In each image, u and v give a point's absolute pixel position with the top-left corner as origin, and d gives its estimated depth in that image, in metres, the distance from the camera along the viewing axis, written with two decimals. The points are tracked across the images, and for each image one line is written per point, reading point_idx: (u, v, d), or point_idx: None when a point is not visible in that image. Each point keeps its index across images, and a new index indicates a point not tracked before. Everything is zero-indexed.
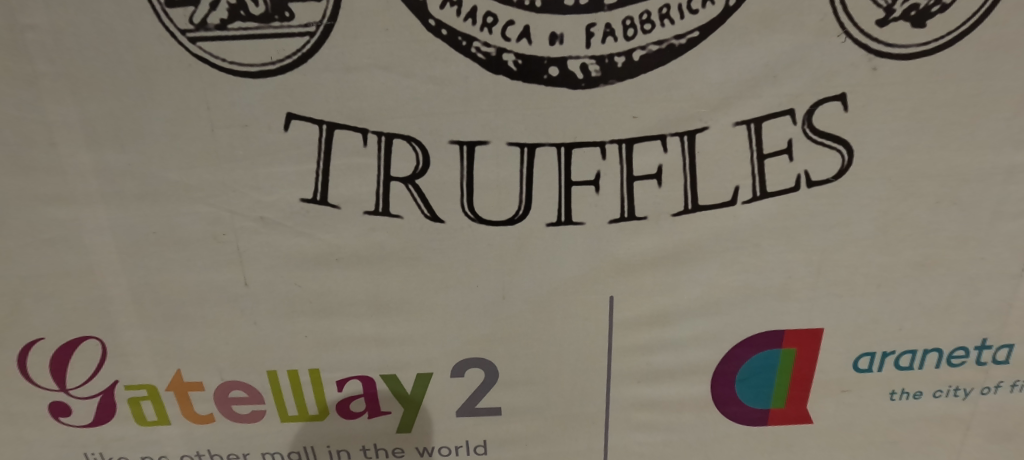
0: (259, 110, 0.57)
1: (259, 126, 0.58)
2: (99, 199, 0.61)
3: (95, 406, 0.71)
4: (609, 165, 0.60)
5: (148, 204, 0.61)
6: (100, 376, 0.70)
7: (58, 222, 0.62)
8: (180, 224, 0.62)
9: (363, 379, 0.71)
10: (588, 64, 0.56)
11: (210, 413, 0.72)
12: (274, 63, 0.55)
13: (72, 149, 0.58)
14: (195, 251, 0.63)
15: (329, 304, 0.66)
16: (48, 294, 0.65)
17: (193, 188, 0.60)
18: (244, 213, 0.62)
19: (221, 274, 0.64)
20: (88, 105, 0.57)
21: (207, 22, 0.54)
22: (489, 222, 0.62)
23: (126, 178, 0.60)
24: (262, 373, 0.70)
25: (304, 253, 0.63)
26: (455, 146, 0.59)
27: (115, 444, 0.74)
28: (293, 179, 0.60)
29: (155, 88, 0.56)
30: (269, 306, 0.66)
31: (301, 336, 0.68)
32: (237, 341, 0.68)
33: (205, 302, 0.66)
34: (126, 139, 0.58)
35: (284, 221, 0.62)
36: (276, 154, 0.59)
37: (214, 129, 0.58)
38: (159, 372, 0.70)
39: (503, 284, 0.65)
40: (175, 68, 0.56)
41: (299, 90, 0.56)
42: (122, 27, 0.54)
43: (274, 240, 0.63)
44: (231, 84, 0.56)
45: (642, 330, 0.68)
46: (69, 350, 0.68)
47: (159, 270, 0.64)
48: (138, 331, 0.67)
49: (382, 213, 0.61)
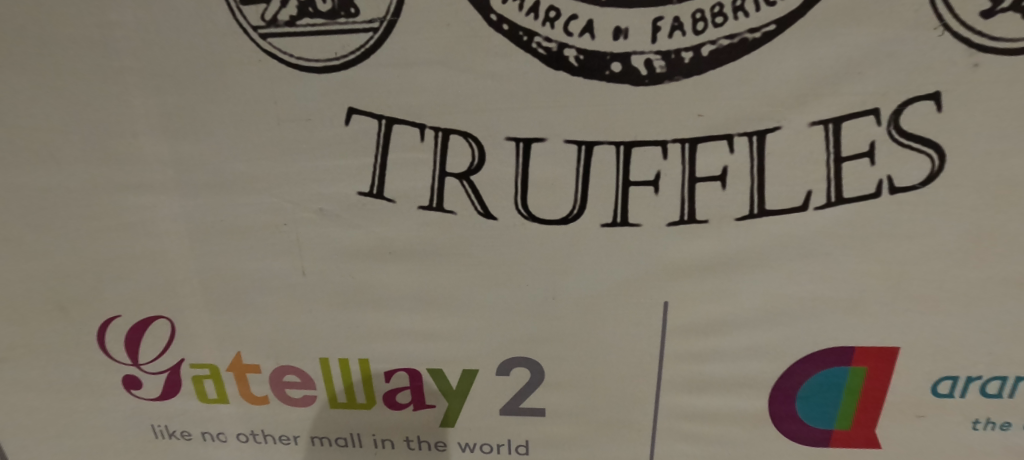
0: (323, 105, 0.59)
1: (321, 120, 0.59)
2: (171, 187, 0.64)
3: (163, 382, 0.75)
4: (670, 165, 0.58)
5: (216, 193, 0.64)
6: (168, 353, 0.74)
7: (135, 209, 0.65)
8: (244, 214, 0.64)
9: (410, 372, 0.72)
10: (653, 60, 0.54)
11: (265, 395, 0.75)
12: (339, 58, 0.57)
13: (151, 140, 0.62)
14: (256, 239, 0.66)
15: (382, 296, 0.67)
16: (122, 275, 0.69)
17: (257, 179, 0.63)
18: (304, 205, 0.64)
19: (279, 262, 0.67)
20: (166, 98, 0.60)
21: (277, 19, 0.56)
22: (542, 220, 0.61)
23: (196, 168, 0.63)
24: (313, 359, 0.72)
25: (359, 245, 0.65)
26: (511, 142, 0.58)
27: (178, 418, 0.78)
28: (352, 173, 0.61)
29: (227, 84, 0.59)
30: (324, 295, 0.68)
31: (353, 325, 0.69)
32: (293, 328, 0.70)
33: (265, 289, 0.68)
34: (198, 131, 0.61)
35: (342, 214, 0.63)
36: (337, 148, 0.60)
37: (279, 123, 0.60)
38: (220, 354, 0.73)
39: (555, 283, 0.64)
40: (245, 63, 0.58)
41: (361, 86, 0.58)
42: (199, 24, 0.57)
43: (331, 232, 0.65)
44: (297, 80, 0.58)
45: (698, 338, 0.66)
46: (142, 327, 0.72)
47: (223, 256, 0.67)
48: (202, 314, 0.71)
49: (436, 209, 0.62)
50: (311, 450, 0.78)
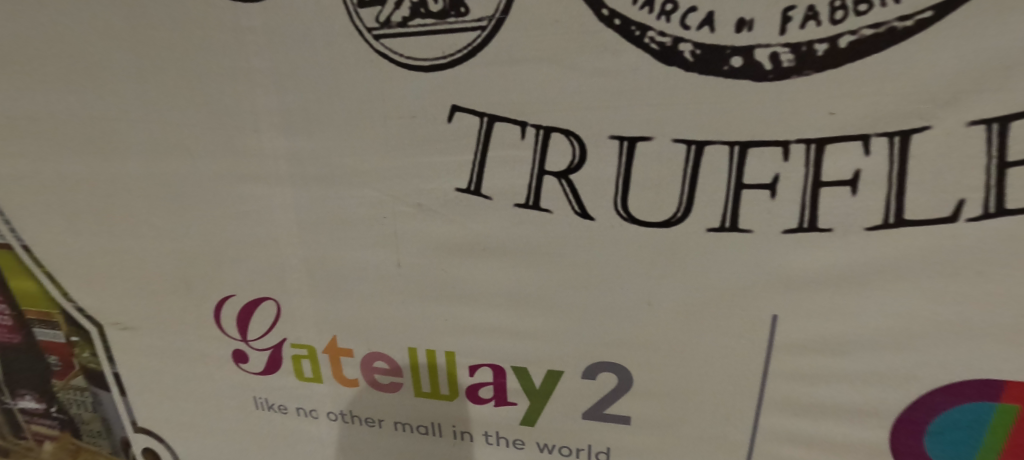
0: (428, 103, 0.61)
1: (425, 118, 0.61)
2: (286, 179, 0.69)
3: (267, 358, 0.81)
4: (791, 167, 0.54)
5: (326, 185, 0.68)
6: (273, 333, 0.79)
7: (254, 197, 0.71)
8: (349, 205, 0.68)
9: (494, 368, 0.73)
10: (780, 53, 0.51)
11: (356, 379, 0.79)
12: (446, 57, 0.58)
13: (271, 134, 0.67)
14: (359, 230, 0.69)
15: (474, 290, 0.69)
16: (240, 258, 0.75)
17: (363, 173, 0.66)
18: (405, 198, 0.66)
19: (378, 252, 0.70)
20: (286, 96, 0.65)
21: (390, 21, 0.58)
22: (642, 222, 0.59)
23: (309, 161, 0.67)
24: (403, 347, 0.75)
25: (454, 240, 0.66)
26: (614, 141, 0.57)
27: (279, 393, 0.84)
28: (451, 169, 0.63)
29: (341, 82, 0.62)
30: (418, 286, 0.70)
31: (444, 318, 0.71)
32: (387, 316, 0.73)
33: (363, 277, 0.72)
34: (313, 126, 0.65)
35: (440, 209, 0.65)
36: (439, 144, 0.62)
37: (386, 120, 0.63)
38: (318, 337, 0.77)
39: (650, 289, 0.62)
40: (358, 63, 0.61)
41: (466, 84, 0.59)
42: (318, 27, 0.61)
43: (428, 226, 0.67)
44: (405, 79, 0.60)
45: (807, 357, 0.62)
46: (253, 307, 0.78)
47: (328, 244, 0.71)
48: (306, 298, 0.75)
49: (532, 207, 0.62)
50: (394, 434, 0.82)
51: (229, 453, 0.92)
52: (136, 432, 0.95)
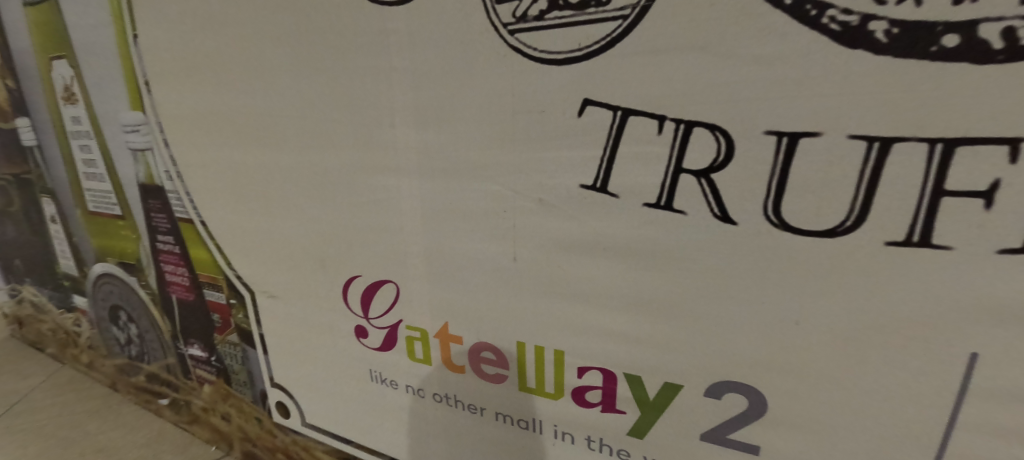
0: (558, 97, 0.59)
1: (554, 112, 0.60)
2: (413, 169, 0.71)
3: (383, 336, 0.85)
4: (1017, 172, 0.45)
5: (449, 177, 0.69)
6: (390, 314, 0.82)
7: (382, 186, 0.74)
8: (471, 198, 0.68)
9: (604, 373, 0.69)
10: (1017, 27, 0.42)
11: (463, 366, 0.80)
12: (582, 49, 0.56)
13: (401, 124, 0.69)
14: (477, 223, 0.69)
15: (592, 292, 0.66)
16: (365, 242, 0.79)
17: (485, 167, 0.66)
18: (526, 194, 0.65)
19: (496, 246, 0.69)
20: (418, 89, 0.66)
21: (527, 14, 0.57)
22: (799, 230, 0.53)
23: (435, 153, 0.68)
24: (512, 341, 0.74)
25: (575, 239, 0.64)
26: (771, 137, 0.51)
27: (392, 371, 0.87)
28: (577, 166, 0.61)
29: (472, 75, 0.62)
30: (534, 283, 0.69)
31: (557, 317, 0.69)
32: (500, 310, 0.73)
33: (479, 270, 0.72)
34: (441, 119, 0.66)
35: (561, 205, 0.63)
36: (566, 139, 0.60)
37: (514, 115, 0.62)
38: (431, 322, 0.79)
39: (799, 306, 0.56)
40: (491, 57, 0.61)
41: (602, 76, 0.56)
42: (455, 21, 0.61)
43: (549, 222, 0.65)
44: (537, 72, 0.59)
45: (999, 405, 0.52)
46: (374, 287, 0.82)
47: (447, 236, 0.72)
48: (422, 285, 0.77)
49: (663, 207, 0.58)
50: (494, 424, 0.82)
51: (344, 423, 0.98)
52: (270, 385, 1.05)
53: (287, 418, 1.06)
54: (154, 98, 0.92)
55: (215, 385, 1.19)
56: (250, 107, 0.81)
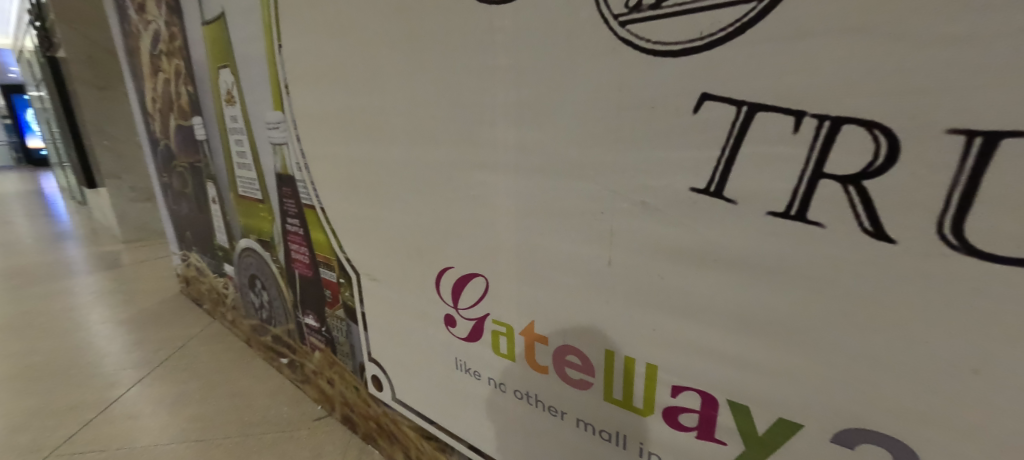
0: (666, 94, 0.71)
1: (664, 107, 0.72)
2: (513, 167, 0.91)
3: (470, 327, 1.11)
4: None
5: (545, 175, 0.88)
6: (478, 305, 1.07)
7: (480, 182, 0.97)
8: (568, 199, 0.86)
9: (703, 397, 0.81)
10: None
11: (545, 366, 1.00)
12: (705, 35, 0.66)
13: (500, 125, 0.91)
14: (562, 221, 0.88)
15: (691, 301, 0.77)
16: (465, 235, 1.03)
17: (571, 164, 0.84)
18: (628, 195, 0.79)
19: (591, 250, 0.86)
20: (522, 87, 0.87)
21: (641, 5, 0.71)
22: (986, 251, 0.56)
23: (531, 151, 0.88)
24: (601, 349, 0.91)
25: (670, 242, 0.77)
26: (957, 137, 0.54)
27: (472, 357, 1.13)
28: (691, 168, 0.72)
29: (591, 71, 0.78)
30: (636, 288, 0.83)
31: (663, 328, 0.82)
32: (597, 310, 0.89)
33: (570, 270, 0.90)
34: (543, 115, 0.85)
35: (664, 208, 0.76)
36: (671, 137, 0.72)
37: (619, 110, 0.76)
38: (517, 319, 1.01)
39: (942, 324, 0.60)
40: (607, 53, 0.75)
41: (728, 78, 0.66)
42: (582, 23, 0.77)
43: (645, 226, 0.78)
44: (648, 64, 0.72)
45: None
46: (462, 280, 1.07)
47: (538, 228, 0.92)
48: (512, 282, 0.99)
49: (798, 219, 0.65)
50: (573, 428, 1.01)
51: (448, 406, 1.26)
52: (368, 361, 1.46)
53: (381, 392, 1.47)
54: (290, 100, 1.33)
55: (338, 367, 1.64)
56: (348, 104, 1.16)
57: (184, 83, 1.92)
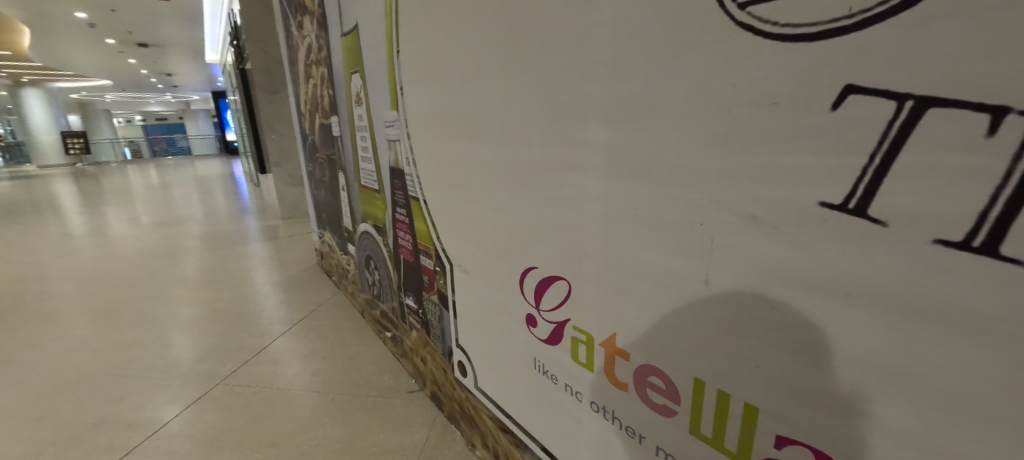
0: (794, 89, 0.69)
1: (788, 103, 0.70)
2: (610, 170, 0.95)
3: (552, 330, 1.18)
4: None
5: (643, 182, 0.90)
6: (557, 309, 1.15)
7: (560, 181, 1.06)
8: (677, 212, 0.86)
9: (813, 453, 0.78)
10: None
11: (627, 384, 1.03)
12: (850, 19, 0.63)
13: (590, 122, 0.96)
14: (674, 235, 0.87)
15: (808, 333, 0.75)
16: (577, 247, 1.05)
17: (696, 174, 0.82)
18: (740, 211, 0.78)
19: (682, 265, 0.87)
20: (617, 84, 0.90)
21: None
22: None
23: (649, 158, 0.88)
24: (690, 376, 0.91)
25: (788, 265, 0.74)
26: None
27: (576, 378, 1.16)
28: (825, 183, 0.69)
29: (702, 65, 0.78)
30: (752, 313, 0.80)
31: (780, 365, 0.79)
32: (700, 333, 0.88)
33: (662, 286, 0.91)
34: (660, 116, 0.85)
35: (776, 222, 0.74)
36: (801, 141, 0.70)
37: (733, 108, 0.76)
38: (598, 330, 1.05)
39: None
40: (728, 44, 0.75)
41: (879, 72, 0.62)
42: (699, 13, 0.77)
43: (760, 243, 0.77)
44: (778, 52, 0.70)
45: None
46: (547, 281, 1.15)
47: (628, 232, 0.94)
48: (598, 292, 1.03)
49: (985, 251, 0.59)
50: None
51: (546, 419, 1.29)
52: (457, 348, 1.64)
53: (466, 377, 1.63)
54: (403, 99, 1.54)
55: (432, 348, 1.87)
56: (450, 98, 1.32)
57: (328, 86, 2.24)
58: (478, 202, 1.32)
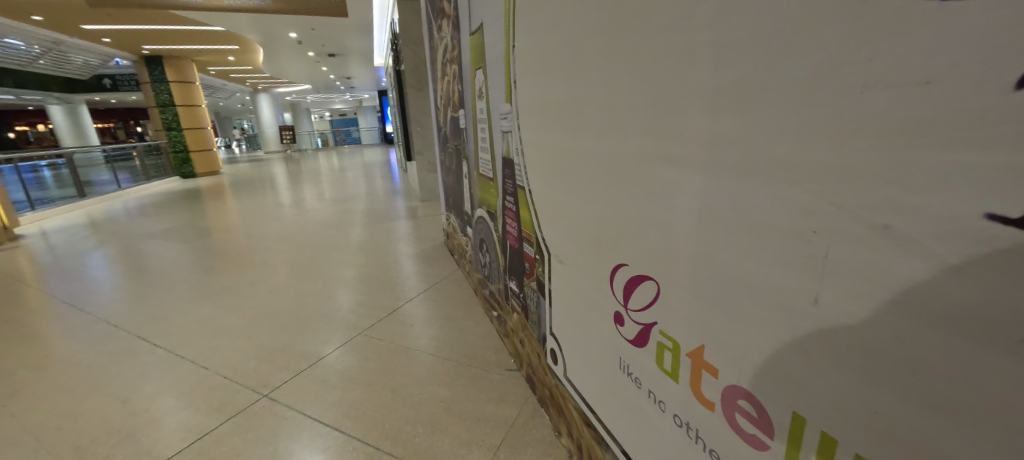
0: (959, 63, 0.53)
1: (947, 81, 0.54)
2: (704, 161, 0.81)
3: (638, 331, 1.05)
4: None
5: (742, 177, 0.75)
6: (643, 311, 1.02)
7: (650, 171, 0.93)
8: (783, 215, 0.70)
9: None
10: None
11: (713, 403, 0.88)
12: None
13: (686, 105, 0.83)
14: (777, 242, 0.71)
15: (959, 378, 0.58)
16: (665, 247, 0.92)
17: (810, 170, 0.66)
18: (867, 218, 0.61)
19: (783, 278, 0.72)
20: (718, 63, 0.76)
21: None
22: None
23: (751, 149, 0.73)
24: (786, 409, 0.75)
25: (933, 292, 0.58)
26: None
27: (659, 388, 1.02)
28: (997, 189, 0.52)
29: (826, 36, 0.62)
30: (872, 346, 0.63)
31: (911, 414, 0.62)
32: (801, 361, 0.71)
33: (758, 300, 0.76)
34: (769, 98, 0.70)
35: (916, 235, 0.57)
36: (963, 131, 0.53)
37: (863, 89, 0.60)
38: (684, 340, 0.91)
39: None
40: (863, 9, 0.59)
41: None
42: None
43: (894, 260, 0.60)
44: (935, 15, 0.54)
45: None
46: (636, 279, 1.02)
47: (720, 234, 0.80)
48: (685, 300, 0.89)
49: None
50: None
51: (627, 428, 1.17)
52: (551, 335, 1.54)
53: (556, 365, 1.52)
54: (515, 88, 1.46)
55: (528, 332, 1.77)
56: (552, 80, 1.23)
57: (455, 79, 2.24)
58: (572, 191, 1.22)
